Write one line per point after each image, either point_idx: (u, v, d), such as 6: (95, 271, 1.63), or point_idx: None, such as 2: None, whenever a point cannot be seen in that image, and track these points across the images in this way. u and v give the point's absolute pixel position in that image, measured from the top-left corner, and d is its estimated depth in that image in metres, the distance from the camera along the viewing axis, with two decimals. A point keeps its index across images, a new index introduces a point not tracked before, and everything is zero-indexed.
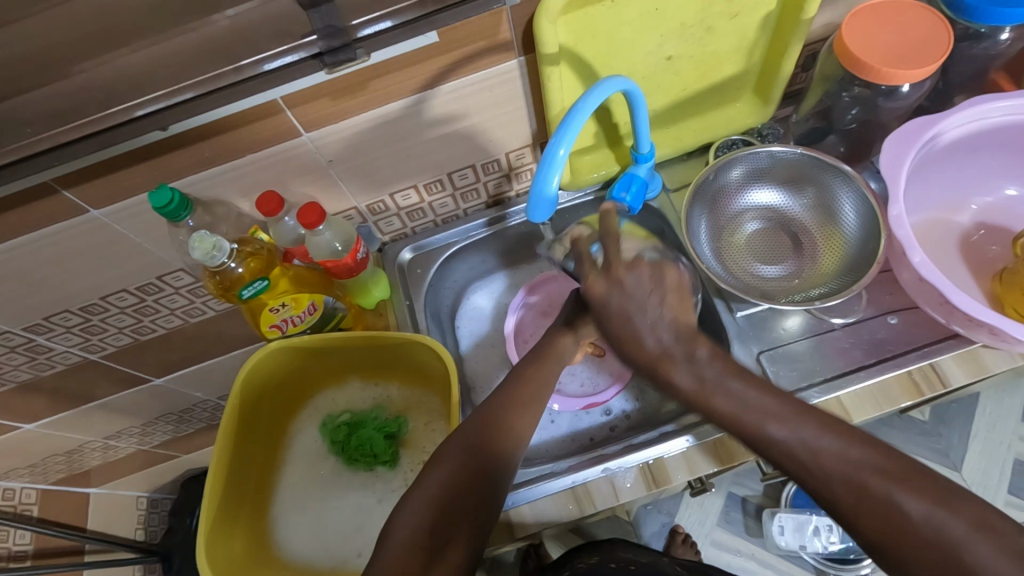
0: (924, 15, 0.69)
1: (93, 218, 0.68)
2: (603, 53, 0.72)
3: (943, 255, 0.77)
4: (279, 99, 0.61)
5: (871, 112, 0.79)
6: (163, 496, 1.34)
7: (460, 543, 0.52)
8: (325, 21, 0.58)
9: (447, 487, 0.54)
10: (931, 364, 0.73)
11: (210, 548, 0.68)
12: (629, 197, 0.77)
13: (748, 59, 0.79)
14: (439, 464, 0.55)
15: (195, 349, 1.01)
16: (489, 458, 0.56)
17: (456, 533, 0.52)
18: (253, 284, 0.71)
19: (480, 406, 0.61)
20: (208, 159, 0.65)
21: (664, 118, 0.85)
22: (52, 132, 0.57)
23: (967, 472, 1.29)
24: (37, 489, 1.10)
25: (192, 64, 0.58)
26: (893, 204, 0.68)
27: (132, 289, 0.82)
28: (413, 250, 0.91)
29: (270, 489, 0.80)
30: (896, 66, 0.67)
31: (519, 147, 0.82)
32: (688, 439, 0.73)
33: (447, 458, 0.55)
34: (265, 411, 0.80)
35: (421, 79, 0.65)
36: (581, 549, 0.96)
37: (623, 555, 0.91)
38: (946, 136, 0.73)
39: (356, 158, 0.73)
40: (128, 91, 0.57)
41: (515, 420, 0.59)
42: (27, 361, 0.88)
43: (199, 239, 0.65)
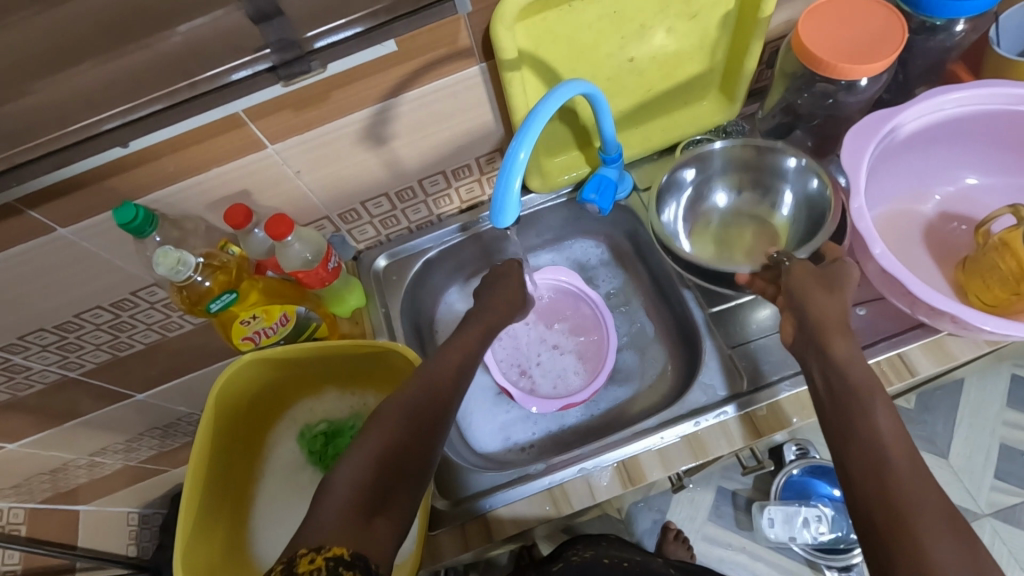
0: (877, 9, 0.70)
1: (61, 236, 0.69)
2: (564, 56, 0.72)
3: (910, 246, 0.78)
4: (239, 112, 0.61)
5: (834, 107, 0.80)
6: (153, 512, 1.33)
7: (400, 499, 0.55)
8: (279, 34, 0.58)
9: (389, 445, 0.58)
10: (899, 354, 0.73)
11: (188, 562, 0.68)
12: (598, 197, 0.81)
13: (710, 58, 0.80)
14: (379, 426, 0.59)
15: (175, 363, 1.01)
16: (426, 418, 0.61)
17: (397, 490, 0.56)
18: (221, 297, 0.70)
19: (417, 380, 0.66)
20: (173, 174, 0.66)
21: (631, 119, 0.85)
22: (11, 153, 0.57)
23: (953, 459, 1.30)
24: (28, 508, 1.10)
25: (149, 81, 0.58)
26: (853, 196, 0.69)
27: (107, 305, 0.82)
28: (388, 258, 0.91)
29: (250, 500, 0.81)
30: (853, 62, 0.68)
31: (487, 152, 0.82)
32: (696, 421, 0.73)
33: (390, 419, 0.60)
34: (241, 423, 0.80)
35: (382, 88, 0.66)
36: (575, 541, 0.96)
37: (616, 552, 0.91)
38: (906, 128, 0.74)
39: (323, 168, 0.73)
40: (85, 109, 0.57)
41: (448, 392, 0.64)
42: (5, 381, 0.88)
43: (162, 255, 0.65)
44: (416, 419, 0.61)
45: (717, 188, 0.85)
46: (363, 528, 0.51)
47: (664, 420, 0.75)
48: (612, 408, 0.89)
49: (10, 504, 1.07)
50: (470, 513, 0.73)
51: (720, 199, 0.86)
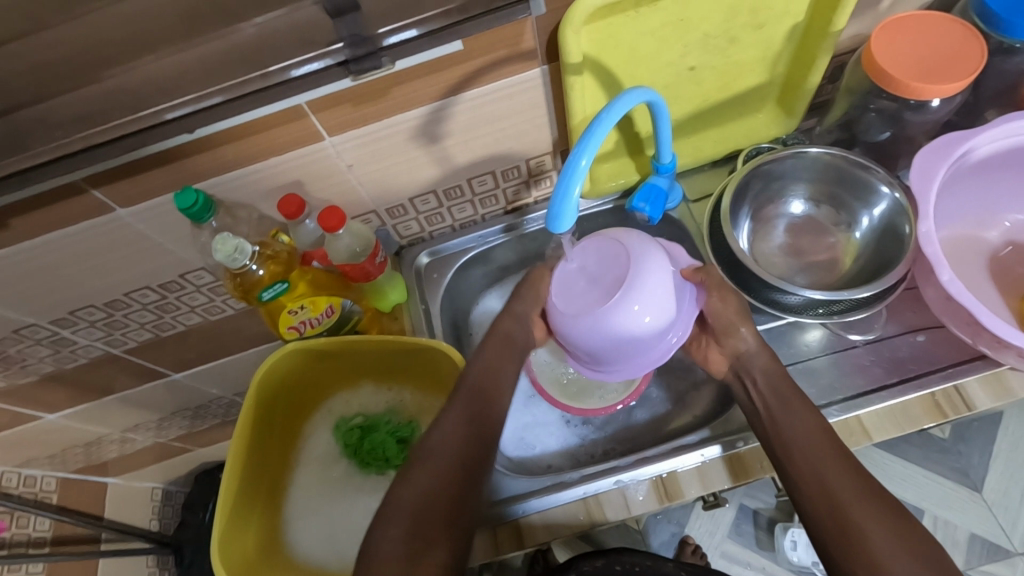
0: (955, 27, 0.68)
1: (119, 217, 0.70)
2: (624, 63, 0.71)
3: (970, 273, 0.75)
4: (303, 104, 0.62)
5: (898, 127, 0.77)
6: (177, 489, 1.37)
7: (440, 554, 0.53)
8: (350, 30, 0.59)
9: (423, 500, 0.56)
10: (955, 385, 0.71)
11: (224, 549, 0.70)
12: (648, 207, 0.80)
13: (772, 71, 0.78)
14: (412, 483, 0.58)
15: (212, 347, 1.02)
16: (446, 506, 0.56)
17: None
18: (273, 286, 0.72)
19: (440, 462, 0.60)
20: (232, 161, 0.66)
21: (686, 128, 0.84)
22: (83, 134, 0.58)
23: (987, 492, 1.26)
24: (59, 477, 1.09)
25: (218, 71, 0.58)
26: (921, 220, 0.67)
27: (155, 286, 0.84)
28: (430, 255, 0.92)
29: (284, 489, 0.82)
30: (928, 81, 0.66)
31: (539, 155, 0.82)
32: (705, 453, 0.73)
33: (427, 474, 0.58)
34: (278, 412, 0.81)
35: (444, 86, 0.65)
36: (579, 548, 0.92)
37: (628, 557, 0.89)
38: (976, 152, 0.71)
39: (376, 163, 0.73)
40: (156, 95, 0.58)
41: (474, 438, 0.62)
42: (51, 353, 0.90)
43: (221, 241, 0.65)
44: (454, 469, 0.59)
45: (794, 195, 0.83)
46: None
47: (706, 437, 0.74)
48: (648, 421, 0.87)
49: (43, 471, 1.06)
50: (502, 517, 0.72)
51: (796, 207, 0.84)
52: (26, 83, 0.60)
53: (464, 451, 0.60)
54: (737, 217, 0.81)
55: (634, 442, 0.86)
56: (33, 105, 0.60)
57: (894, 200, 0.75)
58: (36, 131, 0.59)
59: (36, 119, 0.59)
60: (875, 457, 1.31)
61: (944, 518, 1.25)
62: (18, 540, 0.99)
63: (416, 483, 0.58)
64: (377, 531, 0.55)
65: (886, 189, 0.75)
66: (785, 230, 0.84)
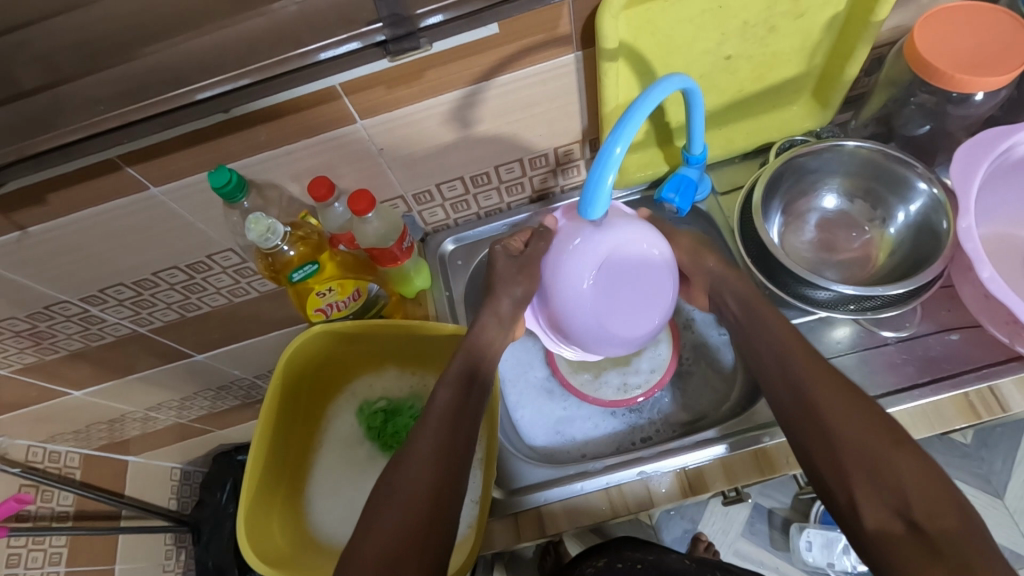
0: (1005, 20, 0.66)
1: (152, 196, 0.70)
2: (660, 50, 0.71)
3: (1009, 272, 0.74)
4: (337, 86, 0.62)
5: (939, 120, 0.76)
6: (195, 469, 1.40)
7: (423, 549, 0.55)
8: (390, 9, 0.59)
9: (385, 543, 0.54)
10: (989, 387, 0.69)
11: (249, 527, 0.70)
12: (677, 197, 0.79)
13: (810, 61, 0.77)
14: (374, 524, 0.56)
15: (236, 328, 1.03)
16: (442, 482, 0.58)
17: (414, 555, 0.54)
18: (303, 267, 0.72)
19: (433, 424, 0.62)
20: (266, 142, 0.67)
21: (717, 118, 0.83)
22: (121, 111, 0.59)
23: (1009, 500, 1.24)
24: (82, 454, 1.15)
25: (255, 51, 0.59)
26: (962, 216, 0.65)
27: (182, 266, 0.85)
28: (454, 242, 0.91)
29: (307, 471, 0.82)
30: (972, 73, 0.64)
31: (568, 143, 0.81)
32: (726, 447, 0.72)
33: (396, 513, 0.56)
34: (303, 393, 0.82)
35: (478, 69, 0.65)
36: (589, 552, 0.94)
37: (630, 554, 0.88)
38: (1020, 148, 0.70)
39: (406, 147, 0.73)
40: (192, 73, 0.59)
41: (440, 470, 0.59)
42: (80, 331, 0.91)
43: (255, 221, 0.66)
44: (414, 510, 0.56)
45: (827, 189, 0.82)
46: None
47: (731, 431, 0.74)
48: (672, 415, 0.86)
49: (68, 448, 1.13)
50: (525, 504, 0.72)
51: (828, 202, 0.82)
52: (65, 60, 0.61)
53: (429, 496, 0.57)
54: (768, 210, 0.80)
55: (654, 436, 0.85)
56: (72, 81, 0.60)
57: (932, 196, 0.73)
58: (73, 107, 0.59)
59: (76, 95, 0.60)
60: None
61: None
62: (44, 513, 1.04)
63: (378, 526, 0.55)
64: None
65: (924, 184, 0.74)
66: (816, 225, 0.82)
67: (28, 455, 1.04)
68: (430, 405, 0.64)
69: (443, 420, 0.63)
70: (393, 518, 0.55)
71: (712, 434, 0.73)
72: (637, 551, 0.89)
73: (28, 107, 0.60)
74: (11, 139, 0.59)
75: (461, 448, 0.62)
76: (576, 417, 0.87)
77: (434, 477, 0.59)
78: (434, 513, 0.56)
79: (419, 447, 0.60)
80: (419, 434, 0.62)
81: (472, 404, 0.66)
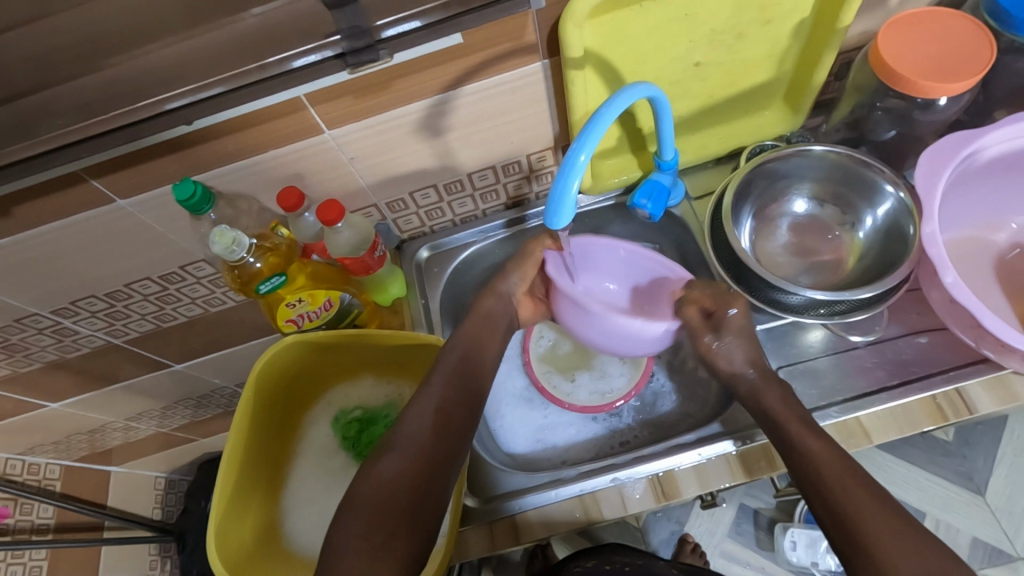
0: (968, 26, 0.67)
1: (119, 207, 0.70)
2: (628, 59, 0.71)
3: (976, 275, 0.74)
4: (302, 96, 0.61)
5: (907, 125, 0.76)
6: (180, 477, 1.38)
7: (405, 540, 0.55)
8: (350, 21, 0.58)
9: (384, 489, 0.57)
10: (957, 389, 0.70)
11: (221, 538, 0.70)
12: (649, 203, 0.79)
13: (779, 67, 0.77)
14: (377, 470, 0.59)
15: (214, 337, 1.02)
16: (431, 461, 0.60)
17: (399, 526, 0.55)
18: (270, 279, 0.72)
19: (429, 405, 0.64)
20: (233, 153, 0.66)
21: (690, 124, 0.83)
22: (80, 125, 0.58)
23: (991, 497, 1.25)
24: (63, 464, 1.14)
25: (216, 62, 0.58)
26: (926, 221, 0.66)
27: (156, 277, 0.84)
28: (430, 249, 0.92)
29: (282, 481, 0.82)
30: (933, 80, 0.65)
31: (541, 150, 0.81)
32: (700, 452, 0.72)
33: (387, 475, 0.58)
34: (278, 403, 0.81)
35: (445, 79, 0.65)
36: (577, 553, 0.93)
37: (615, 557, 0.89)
38: (985, 152, 0.70)
39: (376, 156, 0.73)
40: (153, 86, 0.58)
41: (445, 431, 0.63)
42: (54, 343, 0.91)
43: (219, 234, 0.65)
44: (415, 464, 0.59)
45: (798, 194, 0.82)
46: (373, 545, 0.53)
47: (704, 436, 0.74)
48: (649, 420, 0.87)
49: (48, 459, 1.11)
50: (499, 512, 0.72)
51: (799, 206, 0.83)
52: (25, 73, 0.60)
53: (429, 453, 0.60)
54: (739, 215, 0.80)
55: (631, 441, 0.85)
56: (33, 94, 0.60)
57: (898, 200, 0.74)
58: (33, 121, 0.59)
59: (36, 108, 0.59)
60: (876, 459, 1.30)
61: (947, 522, 1.24)
62: (24, 526, 1.02)
63: (381, 473, 0.58)
64: (338, 524, 0.55)
65: (891, 188, 0.74)
66: (787, 230, 0.83)
67: (7, 468, 1.03)
68: (422, 391, 0.65)
69: (457, 387, 0.67)
70: (395, 470, 0.58)
71: (684, 440, 0.74)
72: (626, 555, 0.89)
73: None
74: None
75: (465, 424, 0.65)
76: (554, 424, 0.87)
77: (435, 435, 0.62)
78: (430, 469, 0.60)
79: (431, 407, 0.64)
80: (431, 394, 0.66)
81: (479, 380, 0.69)
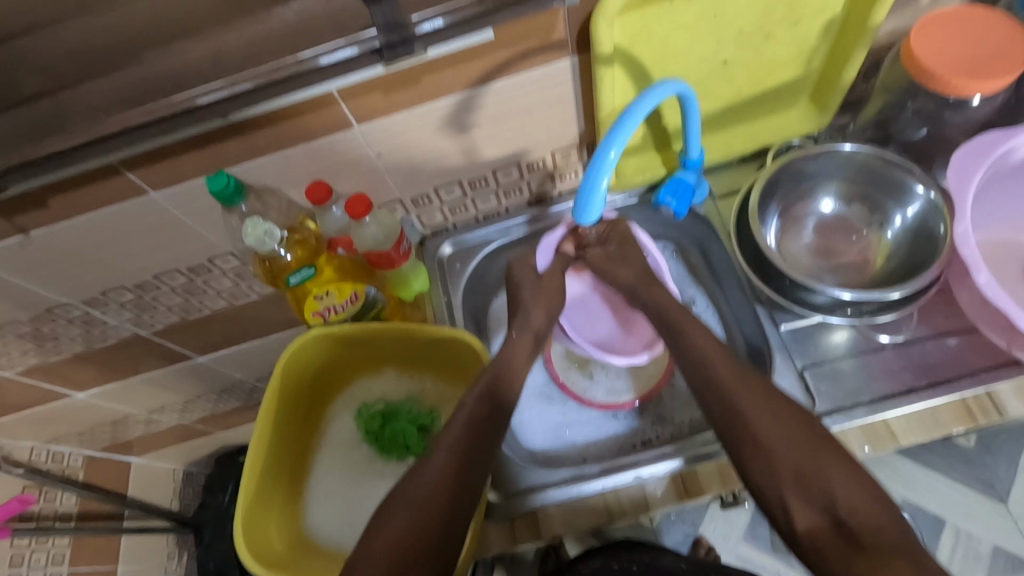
0: (1003, 24, 0.66)
1: (152, 200, 0.71)
2: (657, 56, 0.71)
3: (1007, 278, 0.73)
4: (335, 90, 0.63)
5: (937, 125, 0.76)
6: (198, 471, 1.40)
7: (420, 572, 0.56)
8: (385, 17, 0.57)
9: (397, 548, 0.57)
10: (987, 391, 0.69)
11: (248, 527, 0.71)
12: (674, 201, 0.79)
13: (807, 65, 0.77)
14: (389, 526, 0.58)
15: (237, 330, 1.03)
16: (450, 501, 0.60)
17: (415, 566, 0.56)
18: (298, 271, 0.73)
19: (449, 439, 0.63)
20: (263, 147, 0.67)
21: (715, 122, 0.83)
22: (119, 117, 0.59)
23: (1013, 505, 1.23)
24: (87, 455, 1.15)
25: (252, 57, 0.59)
26: (959, 221, 0.65)
27: (183, 270, 0.85)
28: (453, 246, 0.92)
29: (305, 473, 0.83)
30: (971, 77, 0.64)
31: (565, 147, 0.81)
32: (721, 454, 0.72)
33: (401, 518, 0.59)
34: (303, 396, 0.82)
35: (475, 75, 0.65)
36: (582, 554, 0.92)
37: (627, 555, 0.89)
38: (1018, 152, 0.69)
39: (403, 151, 0.74)
40: (190, 79, 0.59)
41: (464, 468, 0.62)
42: (82, 333, 0.92)
43: (251, 226, 0.66)
44: (426, 518, 0.59)
45: (825, 193, 0.81)
46: None
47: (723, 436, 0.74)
48: (671, 419, 0.86)
49: (72, 449, 1.12)
50: (521, 507, 0.72)
51: (826, 206, 0.82)
52: (65, 66, 0.61)
53: (443, 506, 0.59)
54: (765, 214, 0.80)
55: (652, 441, 0.85)
56: (71, 87, 0.61)
57: (929, 201, 0.73)
58: (72, 113, 0.60)
59: (75, 101, 0.60)
60: (896, 465, 1.28)
61: (967, 530, 1.22)
62: (47, 513, 1.04)
63: (391, 524, 0.58)
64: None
65: (922, 189, 0.74)
66: (814, 231, 0.82)
67: (32, 456, 1.05)
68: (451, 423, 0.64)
69: (476, 424, 0.64)
70: (406, 526, 0.58)
71: (709, 438, 0.74)
72: (633, 552, 0.89)
73: (27, 112, 0.61)
74: (10, 145, 0.60)
75: (487, 453, 0.63)
76: (575, 421, 0.87)
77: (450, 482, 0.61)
78: (444, 523, 0.59)
79: (449, 449, 0.62)
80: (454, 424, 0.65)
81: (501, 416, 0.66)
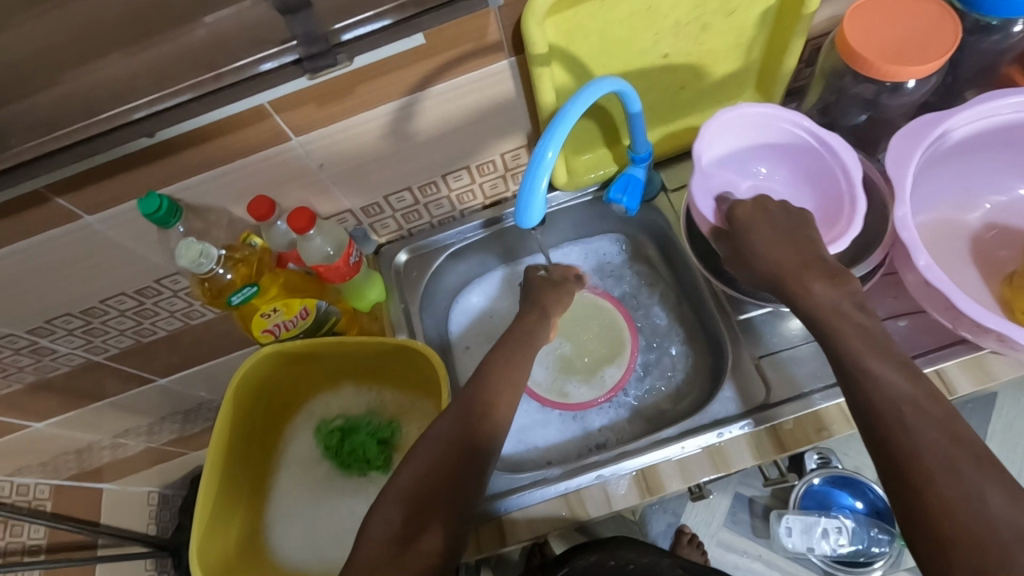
0: (929, 7, 0.67)
1: (86, 224, 0.69)
2: (593, 54, 0.70)
3: (952, 257, 0.75)
4: (265, 104, 0.61)
5: (878, 110, 0.76)
6: (174, 493, 1.35)
7: (434, 534, 0.57)
8: (304, 28, 0.58)
9: (419, 484, 0.59)
10: (935, 371, 0.70)
11: (204, 552, 0.69)
12: (625, 197, 0.78)
13: (748, 56, 0.77)
14: (406, 471, 0.60)
15: (196, 351, 1.01)
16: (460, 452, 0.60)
17: (430, 524, 0.57)
18: (241, 290, 0.71)
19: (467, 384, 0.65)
20: (197, 164, 0.66)
21: (662, 116, 0.83)
22: (37, 142, 0.57)
23: None
24: (52, 486, 1.06)
25: (176, 72, 0.58)
26: (897, 205, 0.66)
27: (131, 292, 0.83)
28: (409, 253, 0.90)
29: (265, 495, 0.81)
30: (901, 62, 0.64)
31: (514, 148, 0.81)
32: (683, 446, 0.72)
33: (415, 469, 0.60)
34: (259, 415, 0.81)
35: (411, 81, 0.64)
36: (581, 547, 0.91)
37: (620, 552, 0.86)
38: (954, 133, 0.70)
39: (348, 162, 0.72)
40: (114, 99, 0.57)
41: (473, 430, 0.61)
42: (32, 363, 0.89)
43: (185, 247, 0.65)
44: (444, 461, 0.60)
45: None
46: (399, 544, 0.56)
47: (684, 430, 0.74)
48: (633, 415, 0.87)
49: (36, 481, 1.04)
50: (486, 515, 0.72)
51: None
52: None
53: (462, 442, 0.60)
54: None
55: (618, 437, 0.86)
56: None
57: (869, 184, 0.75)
58: None
59: None
60: None
61: None
62: (13, 548, 0.99)
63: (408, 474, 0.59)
64: (375, 512, 0.58)
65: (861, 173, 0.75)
66: None
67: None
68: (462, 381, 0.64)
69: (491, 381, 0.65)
70: (422, 471, 0.59)
71: (673, 433, 0.73)
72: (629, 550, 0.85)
73: None
74: None
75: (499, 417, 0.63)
76: (542, 421, 0.87)
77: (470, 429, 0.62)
78: (465, 463, 0.60)
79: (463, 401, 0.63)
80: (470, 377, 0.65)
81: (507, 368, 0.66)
